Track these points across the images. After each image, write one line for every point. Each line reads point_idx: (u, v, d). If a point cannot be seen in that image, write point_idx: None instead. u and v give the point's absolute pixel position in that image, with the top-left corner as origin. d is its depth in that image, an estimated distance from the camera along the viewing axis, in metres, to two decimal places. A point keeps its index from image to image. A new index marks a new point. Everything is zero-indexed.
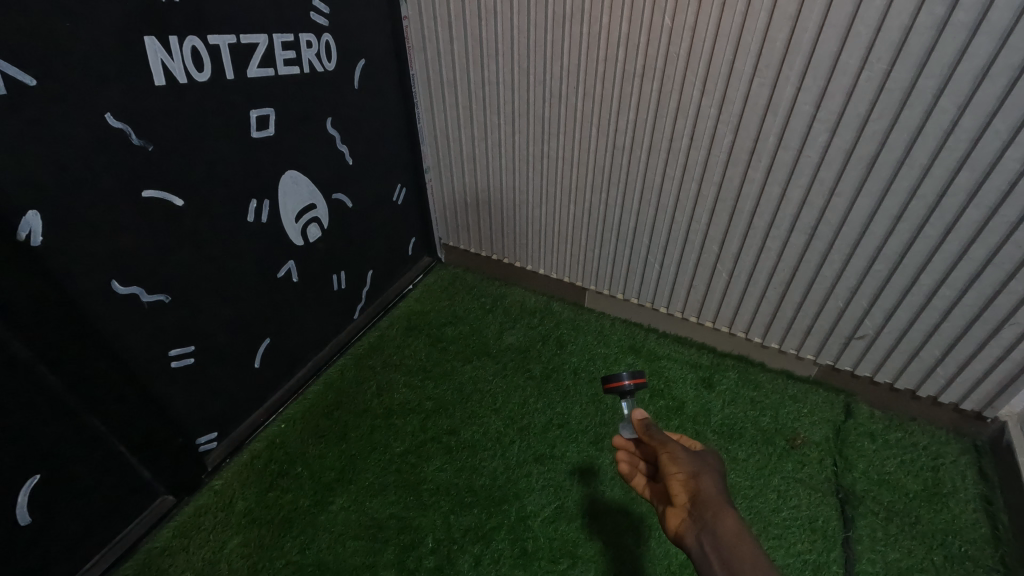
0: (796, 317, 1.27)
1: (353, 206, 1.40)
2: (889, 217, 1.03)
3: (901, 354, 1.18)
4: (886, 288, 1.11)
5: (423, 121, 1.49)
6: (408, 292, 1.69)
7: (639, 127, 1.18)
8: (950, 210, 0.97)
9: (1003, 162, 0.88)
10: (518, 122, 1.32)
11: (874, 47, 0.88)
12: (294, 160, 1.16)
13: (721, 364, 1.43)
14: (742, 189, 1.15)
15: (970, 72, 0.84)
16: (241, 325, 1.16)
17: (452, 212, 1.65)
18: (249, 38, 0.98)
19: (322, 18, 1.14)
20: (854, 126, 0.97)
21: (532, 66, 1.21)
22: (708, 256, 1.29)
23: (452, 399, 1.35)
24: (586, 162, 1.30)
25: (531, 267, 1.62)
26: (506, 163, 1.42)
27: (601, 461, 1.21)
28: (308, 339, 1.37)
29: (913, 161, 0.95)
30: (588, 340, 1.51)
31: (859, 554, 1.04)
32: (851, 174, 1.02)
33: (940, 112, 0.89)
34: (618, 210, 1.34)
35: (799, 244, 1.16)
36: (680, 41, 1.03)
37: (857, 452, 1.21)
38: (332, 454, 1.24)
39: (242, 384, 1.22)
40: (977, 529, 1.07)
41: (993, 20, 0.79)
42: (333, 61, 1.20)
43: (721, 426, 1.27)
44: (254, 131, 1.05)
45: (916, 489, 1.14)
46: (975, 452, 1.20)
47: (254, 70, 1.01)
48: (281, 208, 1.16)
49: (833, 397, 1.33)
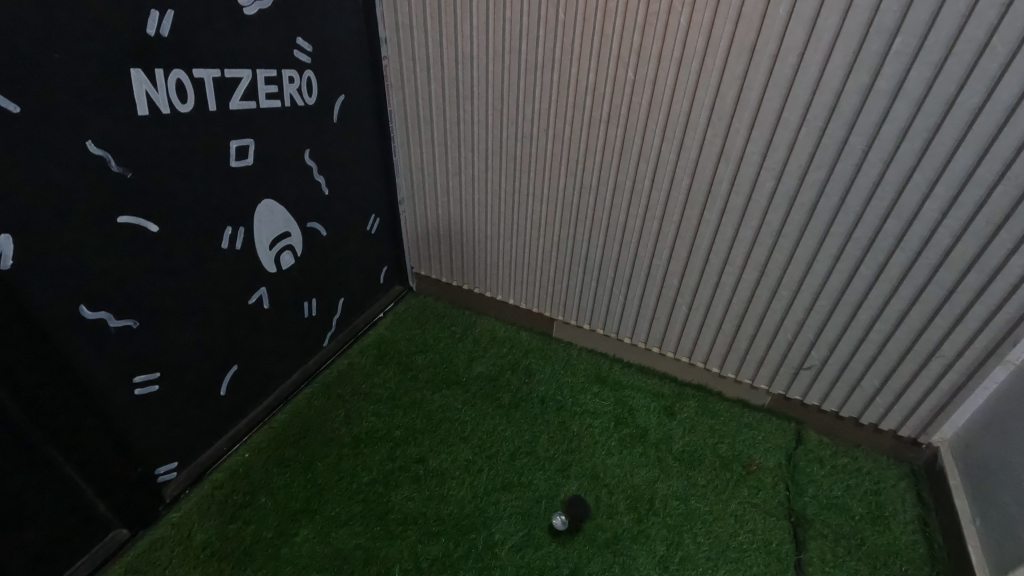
0: (749, 348, 1.35)
1: (328, 235, 1.42)
2: (830, 257, 1.13)
3: (845, 384, 1.27)
4: (829, 322, 1.21)
5: (398, 154, 1.53)
6: (378, 320, 1.70)
7: (605, 169, 1.26)
8: (881, 252, 1.08)
9: (924, 212, 1.00)
10: (490, 158, 1.39)
11: (811, 107, 0.99)
12: (271, 189, 1.19)
13: (682, 394, 1.49)
14: (699, 228, 1.23)
15: (892, 132, 0.96)
16: (208, 351, 1.14)
17: (424, 243, 1.69)
18: (233, 72, 1.01)
19: (305, 56, 1.18)
20: (796, 174, 1.07)
21: (505, 108, 1.29)
22: (669, 290, 1.36)
23: (421, 427, 1.36)
24: (555, 198, 1.37)
25: (501, 297, 1.66)
26: (478, 197, 1.48)
27: (568, 488, 1.23)
28: (277, 366, 1.36)
29: (848, 208, 1.06)
30: (556, 369, 1.55)
31: (810, 575, 1.10)
32: (795, 218, 1.12)
33: (869, 166, 1.00)
34: (584, 244, 1.40)
35: (751, 280, 1.25)
36: (642, 93, 1.12)
37: (807, 477, 1.28)
38: (297, 484, 1.22)
39: (206, 413, 1.19)
40: (916, 549, 1.15)
41: (909, 90, 0.91)
42: (314, 96, 1.24)
43: (681, 453, 1.32)
44: (233, 160, 1.07)
45: (862, 512, 1.21)
46: (913, 477, 1.29)
47: (237, 102, 1.04)
48: (256, 235, 1.18)
49: (785, 425, 1.41)
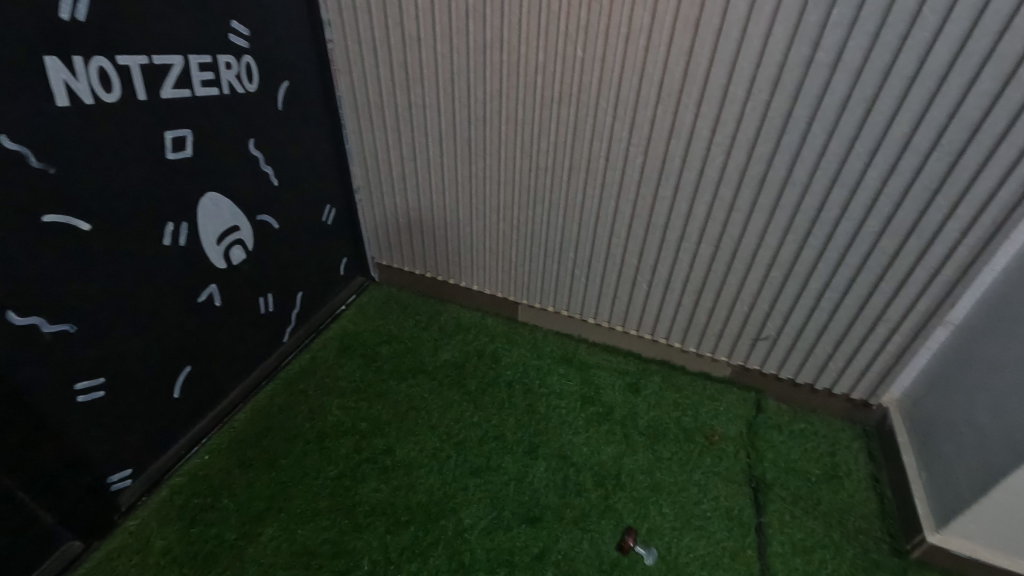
0: (708, 322, 1.37)
1: (280, 227, 1.37)
2: (780, 229, 1.16)
3: (799, 351, 1.31)
4: (783, 292, 1.24)
5: (351, 142, 1.49)
6: (340, 313, 1.67)
7: (560, 150, 1.25)
8: (828, 222, 1.11)
9: (865, 180, 1.03)
10: (445, 143, 1.36)
11: (755, 80, 1.00)
12: (214, 182, 1.14)
13: (646, 370, 1.51)
14: (654, 205, 1.24)
15: (833, 103, 0.98)
16: (157, 353, 1.10)
17: (384, 232, 1.66)
18: (163, 59, 0.96)
19: (242, 40, 1.12)
20: (745, 148, 1.09)
21: (456, 90, 1.27)
22: (629, 268, 1.38)
23: (387, 418, 1.35)
24: (512, 181, 1.36)
25: (465, 283, 1.65)
26: (435, 183, 1.45)
27: (536, 469, 1.24)
28: (234, 365, 1.32)
29: (795, 179, 1.08)
30: (522, 353, 1.55)
31: (770, 536, 1.14)
32: (745, 191, 1.14)
33: (813, 137, 1.03)
34: (544, 226, 1.40)
35: (707, 255, 1.27)
36: (591, 71, 1.11)
37: (767, 444, 1.33)
38: (261, 483, 1.19)
39: (160, 417, 1.15)
40: (868, 504, 1.20)
41: (847, 61, 0.93)
42: (255, 83, 1.18)
43: (646, 428, 1.35)
44: (170, 152, 1.02)
45: (818, 473, 1.26)
46: (865, 437, 1.35)
47: (169, 91, 0.99)
48: (201, 231, 1.13)
49: (745, 394, 1.45)
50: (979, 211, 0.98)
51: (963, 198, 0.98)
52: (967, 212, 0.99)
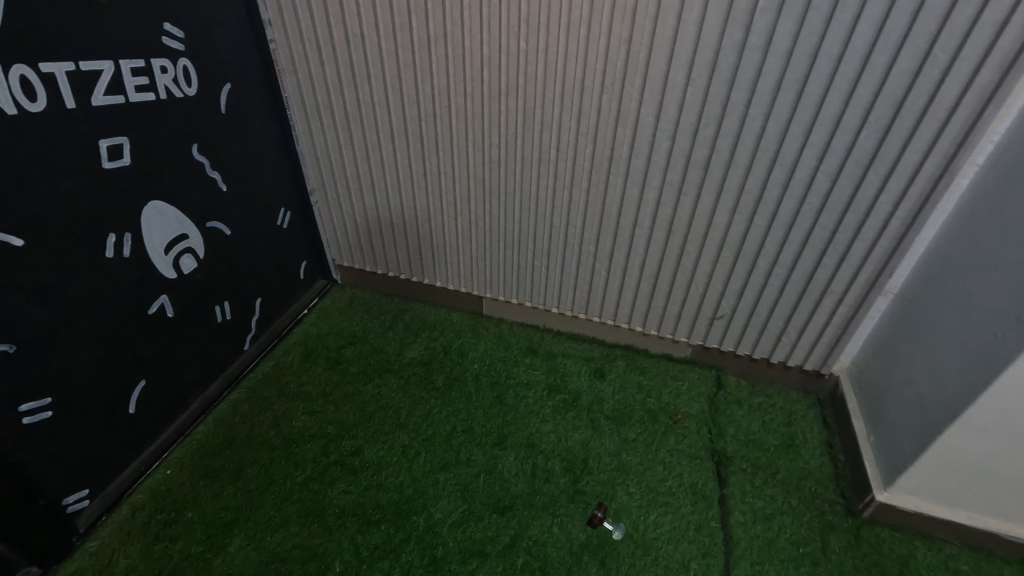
0: (667, 304, 1.41)
1: (233, 233, 1.35)
2: (727, 210, 1.20)
3: (753, 328, 1.36)
4: (734, 272, 1.28)
5: (302, 143, 1.47)
6: (303, 317, 1.65)
7: (511, 142, 1.26)
8: (771, 201, 1.15)
9: (803, 160, 1.07)
10: (397, 140, 1.36)
11: (693, 66, 1.03)
12: (158, 190, 1.11)
13: (610, 356, 1.54)
14: (607, 193, 1.27)
15: (768, 86, 1.01)
16: (108, 369, 1.07)
17: (343, 234, 1.64)
18: (92, 65, 0.93)
19: (178, 43, 1.09)
20: (688, 133, 1.12)
21: (404, 86, 1.26)
22: (587, 256, 1.40)
23: (355, 420, 1.34)
24: (467, 176, 1.36)
25: (428, 281, 1.65)
26: (391, 181, 1.45)
27: (506, 459, 1.26)
28: (192, 376, 1.30)
29: (737, 162, 1.12)
30: (488, 347, 1.56)
31: (732, 507, 1.17)
32: (692, 175, 1.17)
33: (751, 120, 1.06)
34: (501, 219, 1.41)
35: (660, 239, 1.30)
36: (536, 63, 1.13)
37: (728, 419, 1.37)
38: (226, 493, 1.18)
39: (115, 434, 1.12)
40: (824, 469, 1.25)
41: (777, 45, 0.97)
42: (195, 86, 1.15)
43: (612, 412, 1.38)
44: (106, 161, 0.99)
45: (776, 443, 1.31)
46: (819, 406, 1.40)
47: (101, 98, 0.96)
48: (146, 241, 1.10)
49: (706, 373, 1.49)
50: (907, 184, 1.03)
51: (893, 171, 1.03)
52: (897, 185, 1.04)
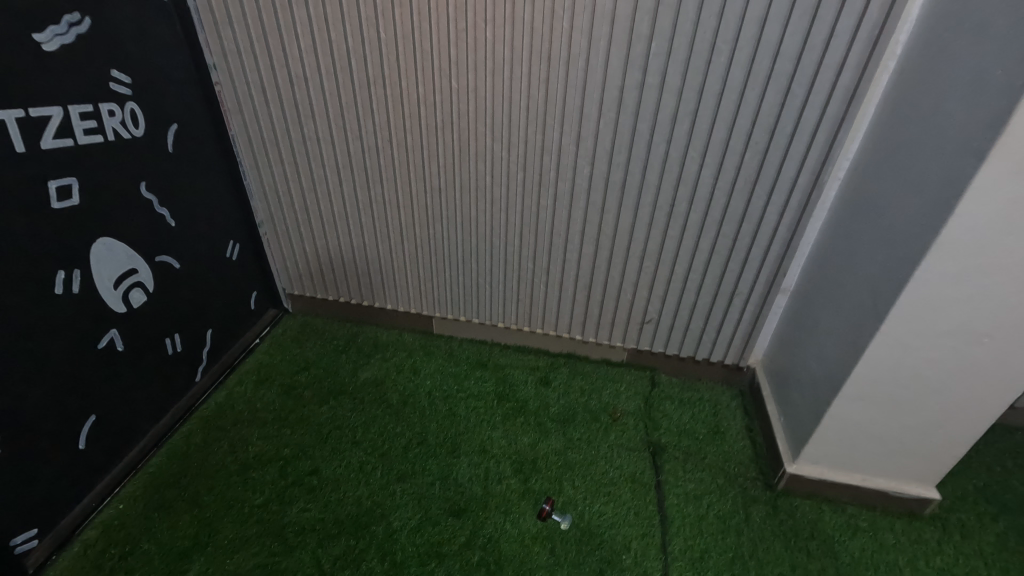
0: (601, 312, 1.54)
1: (182, 267, 1.38)
2: (644, 225, 1.35)
3: (678, 329, 1.51)
4: (656, 279, 1.44)
5: (249, 178, 1.53)
6: (255, 346, 1.68)
7: (450, 171, 1.38)
8: (680, 215, 1.31)
9: (702, 179, 1.24)
10: (342, 172, 1.45)
11: (603, 102, 1.19)
12: (107, 227, 1.14)
13: (554, 364, 1.65)
14: (539, 213, 1.40)
15: (666, 118, 1.18)
16: (58, 405, 1.08)
17: (293, 263, 1.70)
18: (40, 111, 0.97)
19: (125, 88, 1.15)
20: (605, 159, 1.27)
21: (347, 123, 1.36)
22: (526, 272, 1.52)
23: (311, 441, 1.38)
24: (410, 202, 1.46)
25: (378, 303, 1.72)
26: (338, 210, 1.53)
27: (459, 465, 1.34)
28: (143, 410, 1.31)
29: (648, 182, 1.28)
30: (439, 363, 1.64)
31: (667, 491, 1.30)
32: (612, 195, 1.32)
33: (656, 146, 1.23)
34: (445, 241, 1.51)
35: (590, 253, 1.44)
36: (467, 100, 1.25)
37: (662, 413, 1.51)
38: (183, 522, 1.19)
39: (65, 471, 1.13)
40: (745, 451, 1.41)
41: (670, 83, 1.14)
42: (142, 127, 1.21)
43: (558, 414, 1.49)
44: (55, 202, 1.02)
45: (704, 431, 1.46)
46: (741, 396, 1.57)
47: (49, 141, 1.00)
48: (96, 277, 1.13)
49: (642, 373, 1.63)
50: (787, 196, 1.22)
51: (775, 186, 1.21)
52: (780, 198, 1.23)
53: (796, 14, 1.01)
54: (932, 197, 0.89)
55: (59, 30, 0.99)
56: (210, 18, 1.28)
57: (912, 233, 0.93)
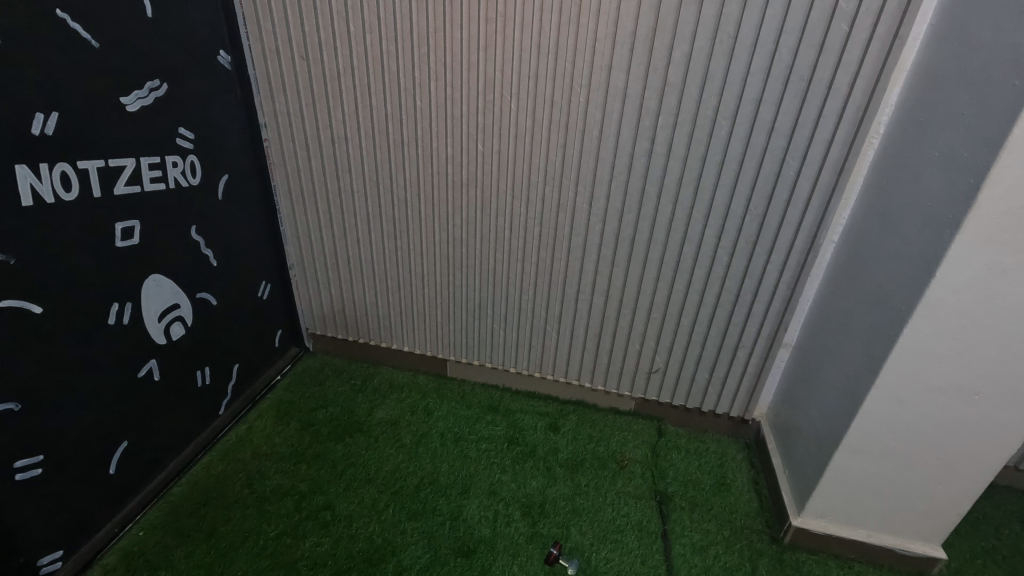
0: (610, 361, 1.61)
1: (218, 304, 1.48)
2: (652, 278, 1.44)
3: (684, 380, 1.57)
4: (663, 330, 1.51)
5: (285, 224, 1.66)
6: (275, 383, 1.75)
7: (471, 224, 1.49)
8: (685, 271, 1.40)
9: (706, 237, 1.34)
10: (372, 222, 1.57)
11: (614, 166, 1.31)
12: (158, 265, 1.25)
13: (564, 410, 1.70)
14: (553, 265, 1.49)
15: (672, 182, 1.30)
16: (96, 429, 1.15)
17: (318, 304, 1.80)
18: (117, 161, 1.10)
19: (188, 143, 1.28)
20: (615, 217, 1.38)
21: (380, 177, 1.49)
22: (539, 320, 1.60)
23: (327, 477, 1.42)
24: (432, 251, 1.57)
25: (395, 345, 1.80)
26: (365, 256, 1.64)
27: (469, 507, 1.36)
28: (169, 439, 1.36)
29: (655, 239, 1.38)
30: (452, 405, 1.70)
31: (674, 540, 1.31)
32: (621, 250, 1.42)
33: (663, 207, 1.33)
34: (463, 288, 1.60)
35: (600, 304, 1.52)
36: (491, 161, 1.38)
37: (668, 462, 1.54)
38: (199, 551, 1.23)
39: (95, 494, 1.17)
40: (751, 504, 1.42)
41: (675, 152, 1.26)
42: (198, 177, 1.34)
43: (567, 460, 1.52)
44: (118, 241, 1.13)
45: (710, 482, 1.48)
46: (746, 448, 1.60)
47: (121, 188, 1.12)
48: (144, 310, 1.22)
49: (649, 423, 1.67)
50: (786, 256, 1.31)
51: (774, 247, 1.31)
52: (779, 258, 1.31)
53: (788, 96, 1.14)
54: (915, 261, 0.97)
55: (141, 93, 1.13)
56: (266, 85, 1.44)
57: (900, 294, 1.00)
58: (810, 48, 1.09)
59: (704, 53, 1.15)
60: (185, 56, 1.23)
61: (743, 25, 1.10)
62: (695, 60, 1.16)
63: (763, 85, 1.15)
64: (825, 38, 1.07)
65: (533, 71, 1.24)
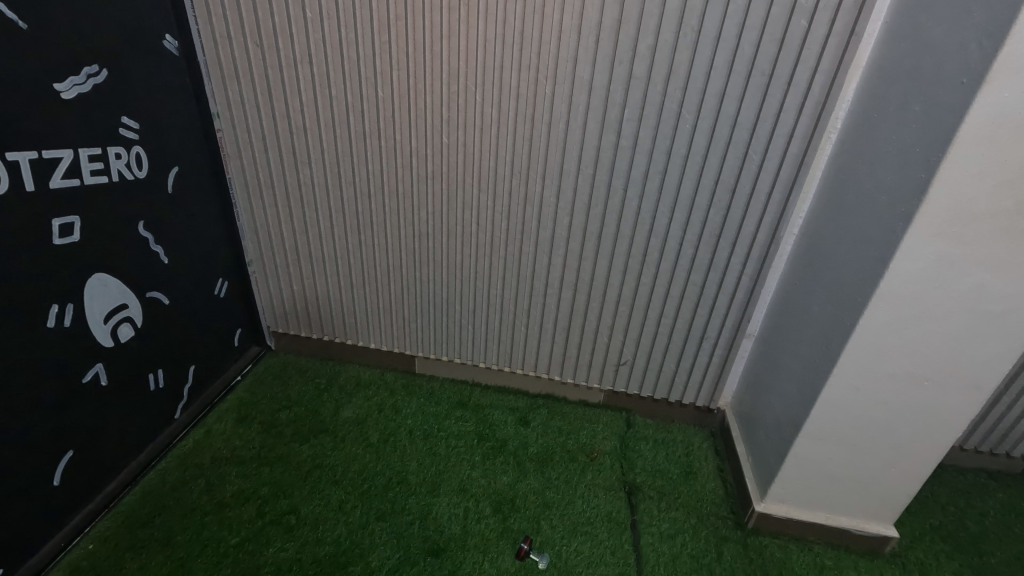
0: (579, 355, 1.61)
1: (171, 303, 1.41)
2: (619, 271, 1.45)
3: (652, 371, 1.59)
4: (631, 322, 1.52)
5: (242, 219, 1.59)
6: (235, 384, 1.68)
7: (437, 217, 1.46)
8: (652, 264, 1.41)
9: (671, 230, 1.35)
10: (335, 215, 1.52)
11: (581, 159, 1.31)
12: (103, 263, 1.18)
13: (533, 404, 1.70)
14: (521, 259, 1.48)
15: (638, 176, 1.30)
16: (37, 439, 1.08)
17: (279, 301, 1.74)
18: (52, 153, 1.02)
19: (132, 133, 1.21)
20: (582, 211, 1.38)
21: (342, 170, 1.44)
22: (508, 314, 1.59)
23: (291, 479, 1.38)
24: (398, 246, 1.53)
25: (361, 342, 1.76)
26: (327, 251, 1.59)
27: (439, 505, 1.35)
28: (120, 446, 1.29)
29: (622, 232, 1.38)
30: (420, 402, 1.67)
31: (642, 530, 1.33)
32: (589, 244, 1.42)
33: (629, 200, 1.34)
34: (430, 283, 1.58)
35: (568, 297, 1.52)
36: (457, 154, 1.36)
37: (637, 453, 1.56)
38: (154, 563, 1.17)
39: (37, 508, 1.11)
40: (717, 491, 1.46)
41: (641, 146, 1.26)
42: (145, 169, 1.26)
43: (537, 454, 1.52)
44: (57, 238, 1.06)
45: (677, 472, 1.51)
46: (711, 437, 1.63)
47: (58, 181, 1.04)
48: (88, 311, 1.15)
49: (617, 414, 1.69)
50: (748, 249, 1.33)
51: (737, 240, 1.33)
52: (742, 251, 1.34)
53: (750, 90, 1.15)
54: (871, 254, 1.00)
55: (77, 79, 1.05)
56: (218, 72, 1.37)
57: (857, 286, 1.03)
58: (771, 43, 1.10)
59: (668, 46, 1.15)
60: (126, 40, 1.16)
61: (706, 19, 1.10)
62: (660, 53, 1.16)
63: (726, 80, 1.16)
64: (785, 34, 1.09)
65: (498, 61, 1.22)
